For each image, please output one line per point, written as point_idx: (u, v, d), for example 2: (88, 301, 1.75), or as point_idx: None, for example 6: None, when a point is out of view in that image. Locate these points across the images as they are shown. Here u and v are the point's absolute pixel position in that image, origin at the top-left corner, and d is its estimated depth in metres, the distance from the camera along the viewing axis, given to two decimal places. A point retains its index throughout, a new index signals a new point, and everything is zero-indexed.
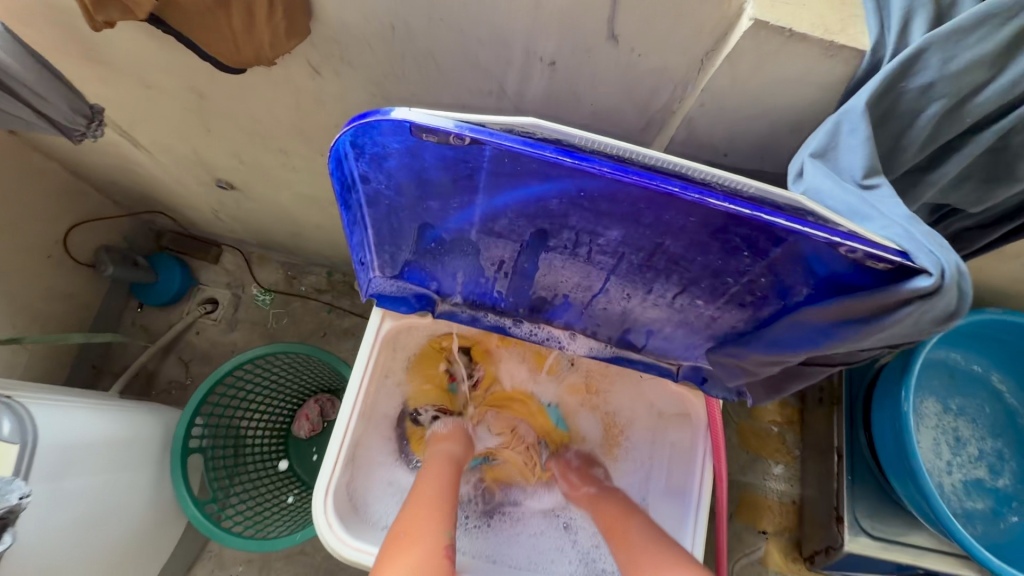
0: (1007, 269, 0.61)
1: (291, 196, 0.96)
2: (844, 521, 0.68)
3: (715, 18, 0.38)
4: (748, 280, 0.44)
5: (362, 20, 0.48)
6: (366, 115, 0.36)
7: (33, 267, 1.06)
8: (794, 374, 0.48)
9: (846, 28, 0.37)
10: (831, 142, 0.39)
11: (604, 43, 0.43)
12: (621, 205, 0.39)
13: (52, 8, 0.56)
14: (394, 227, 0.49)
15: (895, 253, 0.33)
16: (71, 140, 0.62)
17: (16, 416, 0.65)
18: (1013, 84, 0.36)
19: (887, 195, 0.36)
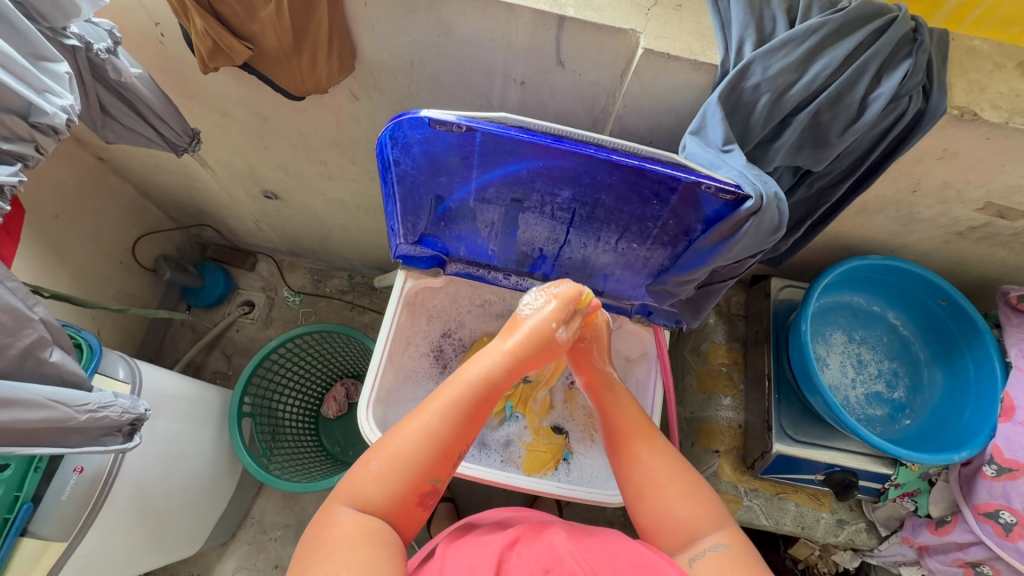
0: (879, 224, 0.81)
1: (324, 202, 1.18)
2: (773, 430, 0.85)
3: (623, 48, 0.59)
4: (662, 222, 0.63)
5: (391, 58, 0.70)
6: (401, 115, 0.55)
7: (109, 270, 1.27)
8: (707, 294, 0.70)
9: (704, 51, 0.58)
10: (703, 124, 0.59)
11: (555, 67, 0.64)
12: (568, 170, 0.59)
13: (168, 59, 0.78)
14: (416, 201, 0.69)
15: (734, 186, 0.53)
16: (176, 153, 0.80)
17: (128, 365, 0.84)
18: (811, 82, 0.57)
19: (737, 156, 0.56)
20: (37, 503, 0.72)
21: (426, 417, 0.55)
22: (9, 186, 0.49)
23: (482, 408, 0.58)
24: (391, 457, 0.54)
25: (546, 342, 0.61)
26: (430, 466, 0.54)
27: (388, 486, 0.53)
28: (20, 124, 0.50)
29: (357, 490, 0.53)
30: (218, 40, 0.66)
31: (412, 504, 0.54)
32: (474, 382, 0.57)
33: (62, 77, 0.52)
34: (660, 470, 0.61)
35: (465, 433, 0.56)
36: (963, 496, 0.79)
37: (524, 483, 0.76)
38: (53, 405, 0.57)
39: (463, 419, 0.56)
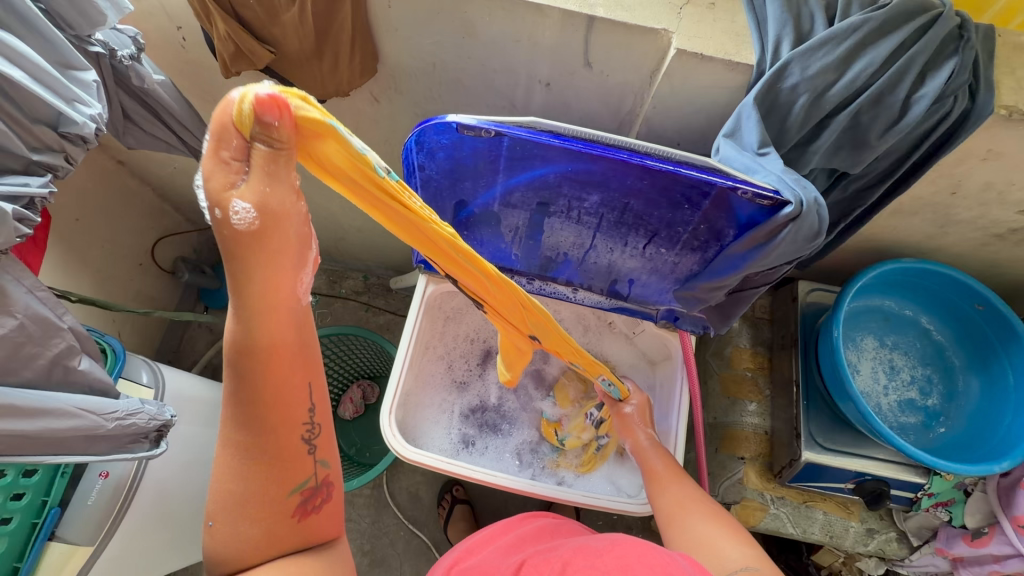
0: (914, 226, 0.78)
1: (341, 204, 1.17)
2: (802, 437, 0.83)
3: (654, 48, 0.58)
4: (692, 228, 0.62)
5: (413, 60, 0.69)
6: (427, 120, 0.54)
7: (129, 273, 1.28)
8: (738, 300, 0.68)
9: (739, 51, 0.56)
10: (737, 126, 0.57)
11: (582, 68, 0.63)
12: (597, 175, 0.58)
13: (189, 63, 0.77)
14: (439, 206, 0.68)
15: (772, 191, 0.51)
16: (196, 159, 0.80)
17: (151, 369, 0.84)
18: (853, 81, 0.54)
19: (773, 159, 0.54)
20: (65, 508, 0.72)
21: (235, 428, 0.41)
22: (40, 197, 0.47)
23: (257, 378, 0.40)
24: (228, 499, 0.41)
25: (233, 243, 0.37)
26: (271, 474, 0.42)
27: (247, 526, 0.42)
28: (50, 134, 0.48)
29: (212, 557, 0.41)
30: (240, 44, 0.65)
31: (288, 519, 0.43)
32: (241, 348, 0.39)
33: (90, 85, 0.50)
34: (693, 500, 0.60)
35: (270, 403, 0.41)
36: (1003, 508, 0.76)
37: (549, 491, 0.75)
38: (81, 414, 0.56)
39: (256, 398, 0.40)
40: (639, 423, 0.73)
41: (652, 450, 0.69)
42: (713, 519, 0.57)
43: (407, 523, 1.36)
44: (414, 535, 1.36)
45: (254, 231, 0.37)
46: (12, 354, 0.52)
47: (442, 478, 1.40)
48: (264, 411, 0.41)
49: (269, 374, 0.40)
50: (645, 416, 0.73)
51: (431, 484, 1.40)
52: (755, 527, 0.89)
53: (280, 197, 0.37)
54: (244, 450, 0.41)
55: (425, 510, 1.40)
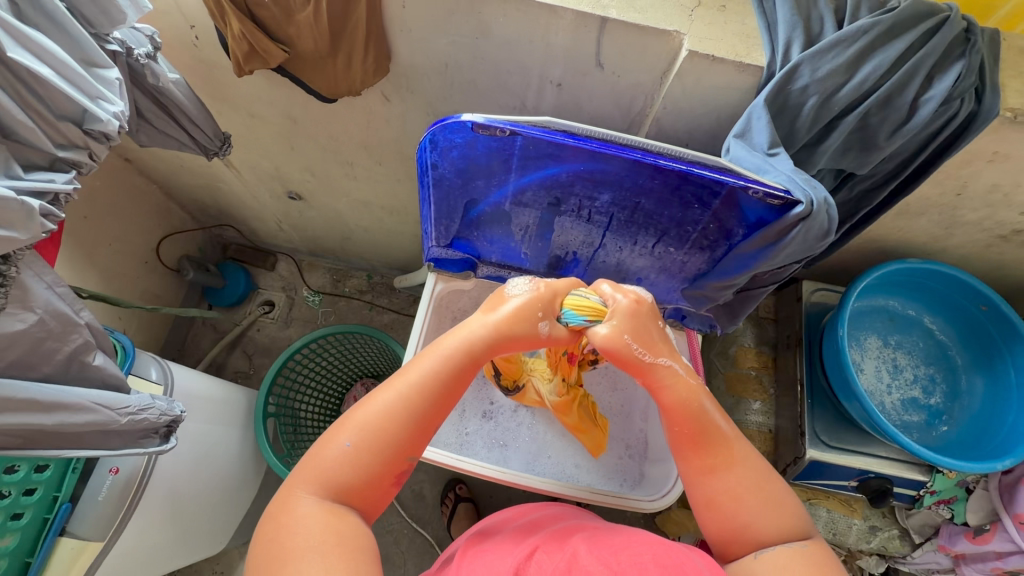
0: (919, 227, 0.79)
1: (348, 204, 1.18)
2: (807, 435, 0.84)
3: (666, 50, 0.58)
4: (702, 227, 0.63)
5: (426, 60, 0.69)
6: (442, 119, 0.55)
7: (134, 270, 1.28)
8: (745, 298, 0.69)
9: (750, 52, 0.57)
10: (747, 127, 0.58)
11: (594, 69, 0.63)
12: (609, 174, 0.58)
13: (201, 61, 0.78)
14: (450, 205, 0.68)
15: (783, 191, 0.52)
16: (206, 157, 0.80)
17: (160, 366, 0.84)
18: (861, 83, 0.55)
19: (783, 159, 0.55)
20: (75, 504, 0.72)
21: (412, 392, 0.50)
22: (64, 193, 0.47)
23: (449, 385, 0.51)
24: (371, 433, 0.48)
25: (526, 331, 0.54)
26: (404, 441, 0.49)
27: (364, 467, 0.47)
28: (74, 131, 0.48)
29: (317, 471, 0.47)
30: (256, 43, 0.65)
31: (386, 484, 0.49)
32: (457, 353, 0.52)
33: (113, 83, 0.50)
34: (743, 480, 0.51)
35: (444, 409, 0.51)
36: (1004, 505, 0.77)
37: (559, 488, 0.76)
38: (97, 409, 0.56)
39: (441, 389, 0.51)
40: (643, 349, 0.54)
41: (660, 395, 0.54)
42: (763, 501, 0.50)
43: (410, 522, 1.37)
44: (418, 533, 1.37)
45: (531, 314, 0.54)
46: (32, 350, 0.52)
47: (445, 476, 1.41)
48: (429, 402, 0.50)
49: (456, 382, 0.52)
50: (632, 325, 0.54)
51: (434, 483, 1.41)
52: None
53: (550, 304, 0.55)
54: (407, 410, 0.49)
55: (427, 508, 1.40)
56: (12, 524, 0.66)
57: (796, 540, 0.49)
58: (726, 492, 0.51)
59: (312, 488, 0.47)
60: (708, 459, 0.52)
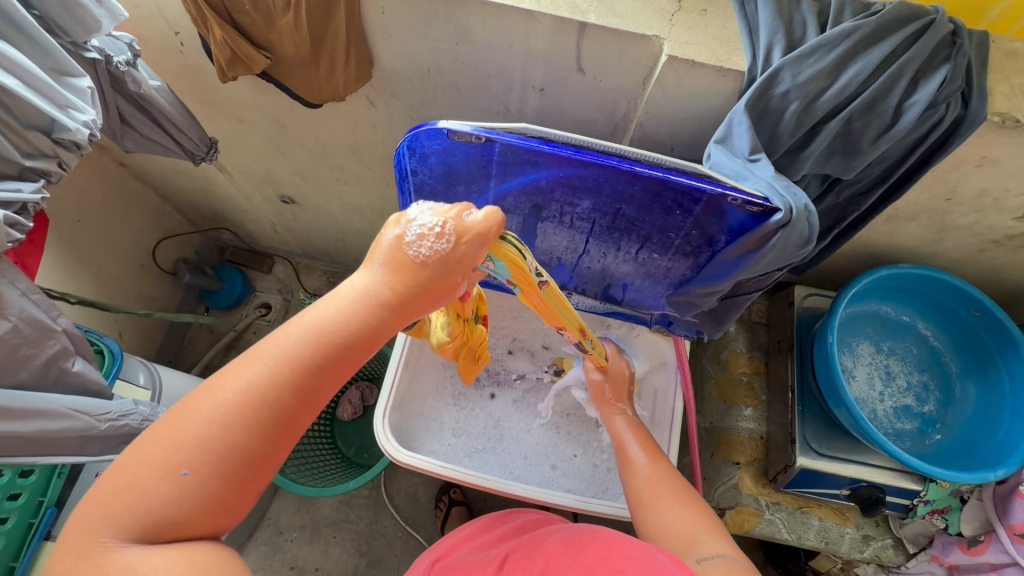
0: (910, 231, 0.78)
1: (340, 207, 1.18)
2: (797, 443, 0.83)
3: (646, 55, 0.58)
4: (684, 233, 0.62)
5: (408, 65, 0.69)
6: (419, 126, 0.55)
7: (130, 273, 1.29)
8: (730, 306, 0.68)
9: (730, 57, 0.56)
10: (729, 132, 0.57)
11: (575, 73, 0.63)
12: (588, 180, 0.58)
13: (188, 67, 0.78)
14: None
15: (762, 198, 0.51)
16: (193, 162, 0.81)
17: (148, 371, 0.85)
18: (843, 88, 0.54)
19: (764, 165, 0.54)
20: (61, 508, 0.74)
21: (271, 386, 0.35)
22: (32, 203, 0.48)
23: (326, 371, 0.36)
24: (213, 448, 0.33)
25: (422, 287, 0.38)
26: (265, 447, 0.35)
27: (207, 492, 0.33)
28: (43, 140, 0.48)
29: (130, 508, 0.32)
30: (237, 50, 0.66)
31: (245, 500, 0.35)
32: (333, 331, 0.36)
33: (84, 92, 0.50)
34: (661, 478, 0.61)
35: (324, 395, 0.37)
36: (998, 516, 0.77)
37: (543, 496, 0.76)
38: (75, 415, 0.57)
39: (318, 378, 0.36)
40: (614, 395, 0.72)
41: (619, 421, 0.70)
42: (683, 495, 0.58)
43: (404, 525, 1.37)
44: (412, 536, 1.37)
45: (431, 277, 0.38)
46: (8, 356, 0.52)
47: (440, 479, 1.40)
48: (295, 397, 0.35)
49: (341, 364, 0.37)
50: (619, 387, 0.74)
51: (429, 486, 1.41)
52: (748, 532, 0.89)
53: (468, 264, 0.40)
54: (263, 409, 0.34)
55: (422, 511, 1.40)
56: None
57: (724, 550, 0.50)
58: (651, 487, 0.60)
59: (128, 532, 0.32)
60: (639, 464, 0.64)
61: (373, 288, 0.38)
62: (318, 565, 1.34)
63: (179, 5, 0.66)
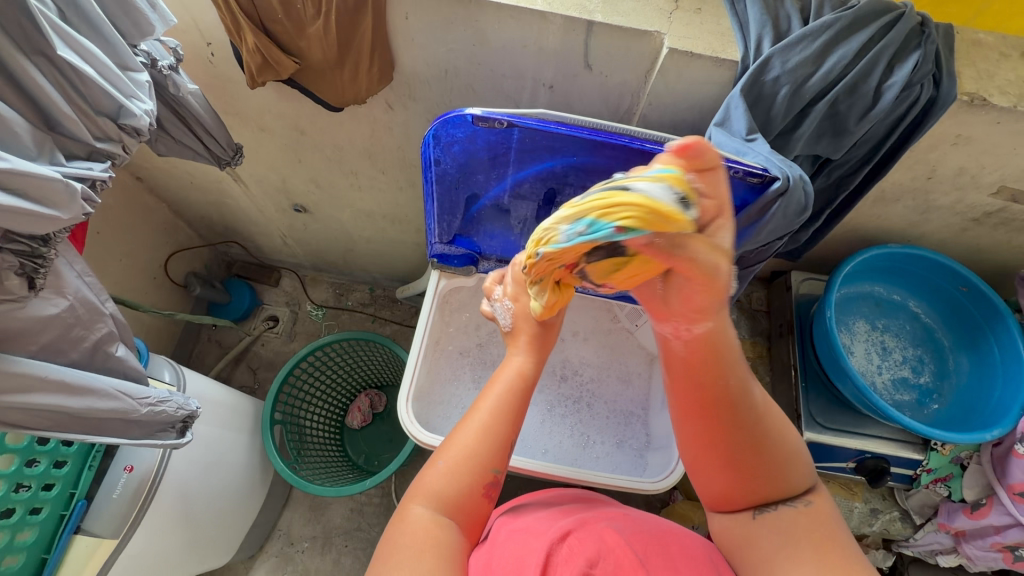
0: (896, 213, 0.83)
1: (351, 215, 1.22)
2: (802, 417, 0.87)
3: (649, 49, 0.63)
4: None
5: (427, 68, 0.75)
6: (445, 114, 0.59)
7: (143, 286, 1.31)
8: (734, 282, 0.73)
9: (726, 48, 0.62)
10: (727, 116, 0.62)
11: (583, 70, 0.69)
12: (600, 163, 0.63)
13: (217, 77, 0.83)
14: (452, 201, 0.72)
15: (761, 170, 0.56)
16: (220, 167, 0.85)
17: (174, 369, 0.87)
18: (828, 73, 0.60)
19: (761, 143, 0.60)
20: (91, 501, 0.74)
21: (489, 417, 0.55)
22: (102, 180, 0.50)
23: (523, 399, 0.57)
24: (459, 454, 0.53)
25: (543, 333, 0.62)
26: (488, 455, 0.53)
27: (456, 480, 0.51)
28: (110, 126, 0.50)
29: (423, 492, 0.51)
30: (269, 56, 0.71)
31: (478, 497, 0.52)
32: (516, 376, 0.58)
33: (143, 86, 0.53)
34: (741, 446, 0.52)
35: (518, 424, 0.57)
36: (998, 478, 0.79)
37: (564, 473, 0.80)
38: (121, 396, 0.59)
39: (516, 413, 0.56)
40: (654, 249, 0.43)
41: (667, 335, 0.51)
42: (764, 459, 0.52)
43: None
44: None
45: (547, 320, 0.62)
46: (62, 336, 0.54)
47: None
48: (510, 418, 0.55)
49: (528, 392, 0.58)
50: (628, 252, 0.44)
51: None
52: None
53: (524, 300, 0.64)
54: (490, 432, 0.54)
55: None
56: (30, 518, 0.68)
57: (799, 496, 0.52)
58: (737, 443, 0.52)
59: (417, 508, 0.50)
60: (719, 415, 0.52)
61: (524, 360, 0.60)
62: None
63: (215, 16, 0.71)
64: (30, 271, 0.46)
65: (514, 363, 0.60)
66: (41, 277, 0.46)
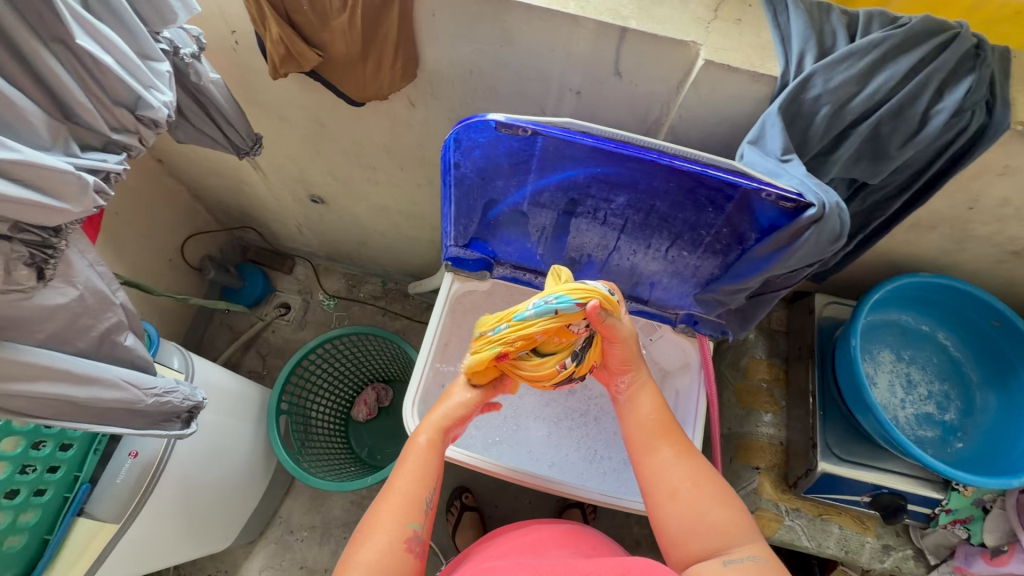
0: (930, 241, 0.80)
1: (367, 208, 1.21)
2: (818, 447, 0.83)
3: (683, 59, 0.61)
4: (715, 231, 0.64)
5: (452, 67, 0.73)
6: (467, 119, 0.57)
7: (158, 267, 1.32)
8: (757, 304, 0.70)
9: (764, 63, 0.59)
10: (762, 133, 0.59)
11: (612, 77, 0.66)
12: (624, 176, 0.61)
13: (240, 65, 0.82)
14: (468, 205, 0.71)
15: (796, 194, 0.53)
16: (238, 156, 0.84)
17: (182, 356, 0.87)
18: (872, 95, 0.57)
19: (796, 165, 0.57)
20: (95, 485, 0.74)
21: (406, 483, 0.61)
22: (116, 173, 0.49)
23: (427, 460, 0.64)
24: (381, 519, 0.58)
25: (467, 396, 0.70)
26: (400, 512, 0.58)
27: (376, 543, 0.56)
28: (128, 116, 0.50)
29: (353, 568, 0.54)
30: (292, 48, 0.69)
31: (400, 554, 0.56)
32: (427, 440, 0.65)
33: (163, 76, 0.52)
34: (698, 473, 0.61)
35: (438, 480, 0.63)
36: (1021, 526, 0.77)
37: (568, 488, 0.79)
38: (127, 386, 0.59)
39: (433, 468, 0.64)
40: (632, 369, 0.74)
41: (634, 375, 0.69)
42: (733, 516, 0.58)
43: None
44: None
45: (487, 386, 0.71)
46: (69, 325, 0.53)
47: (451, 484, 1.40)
48: (420, 479, 0.62)
49: (434, 447, 0.65)
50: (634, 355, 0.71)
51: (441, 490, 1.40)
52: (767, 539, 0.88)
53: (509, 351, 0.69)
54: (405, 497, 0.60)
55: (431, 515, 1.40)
56: (33, 500, 0.68)
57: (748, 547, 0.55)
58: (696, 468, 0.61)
59: None
60: (674, 438, 0.64)
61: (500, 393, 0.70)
62: (328, 566, 1.34)
63: (240, 5, 0.70)
64: (39, 262, 0.44)
65: (423, 433, 0.66)
66: (50, 268, 0.45)
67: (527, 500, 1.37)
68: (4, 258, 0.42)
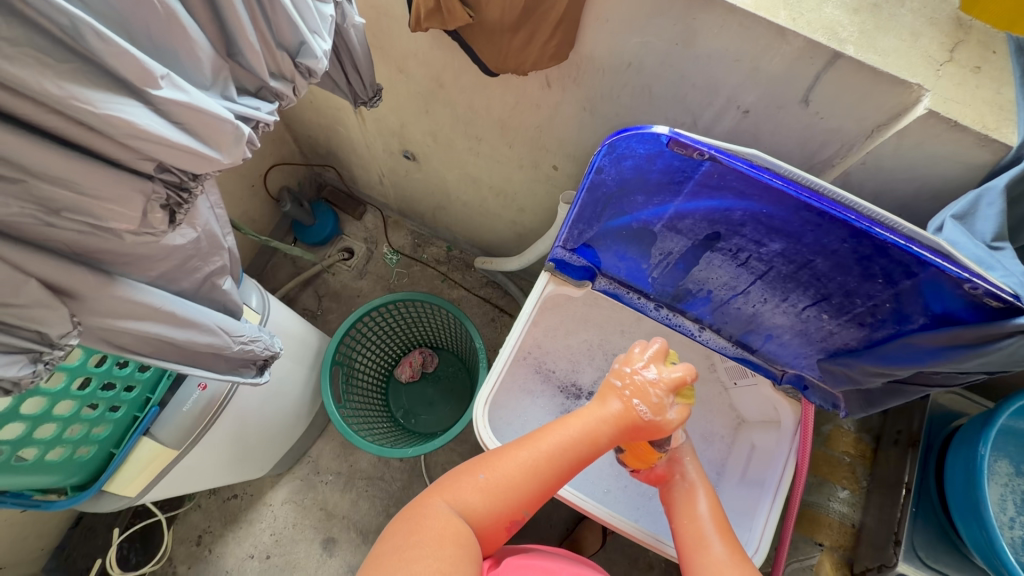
0: None
1: (457, 176, 1.16)
2: (900, 545, 0.76)
3: (896, 102, 0.52)
4: (874, 303, 0.56)
5: (609, 56, 0.65)
6: (633, 128, 0.51)
7: (240, 190, 1.32)
8: (891, 392, 0.62)
9: (999, 127, 0.50)
10: (971, 210, 0.51)
11: (795, 104, 0.57)
12: (792, 223, 0.53)
13: (375, 8, 0.77)
14: (595, 211, 0.65)
15: (1010, 295, 0.45)
16: (354, 105, 0.80)
17: (260, 296, 0.85)
18: None
19: (1009, 256, 0.49)
20: (163, 408, 0.74)
21: (545, 456, 0.55)
22: (265, 123, 0.46)
23: (578, 456, 0.56)
24: (504, 479, 0.54)
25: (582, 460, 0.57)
26: (522, 492, 0.55)
27: (490, 495, 0.54)
28: (287, 62, 0.46)
29: (456, 495, 0.54)
30: (443, 3, 0.63)
31: (500, 524, 0.55)
32: (585, 440, 0.57)
33: (325, 19, 0.48)
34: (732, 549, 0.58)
35: (564, 479, 0.57)
36: None
37: (624, 525, 0.74)
38: (219, 332, 0.57)
39: (567, 468, 0.56)
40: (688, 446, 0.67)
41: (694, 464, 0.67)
42: None
43: None
44: None
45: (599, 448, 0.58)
46: (181, 266, 0.50)
47: None
48: (558, 463, 0.56)
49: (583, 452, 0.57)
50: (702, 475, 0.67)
51: None
52: None
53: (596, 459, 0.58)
54: (535, 482, 0.55)
55: None
56: (108, 414, 0.68)
57: None
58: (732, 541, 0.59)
59: (453, 506, 0.53)
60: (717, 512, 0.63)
61: (604, 418, 0.57)
62: (346, 514, 1.36)
63: None
64: (173, 205, 0.41)
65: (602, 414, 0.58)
66: (181, 212, 0.42)
67: (548, 499, 1.35)
68: (144, 199, 0.38)
